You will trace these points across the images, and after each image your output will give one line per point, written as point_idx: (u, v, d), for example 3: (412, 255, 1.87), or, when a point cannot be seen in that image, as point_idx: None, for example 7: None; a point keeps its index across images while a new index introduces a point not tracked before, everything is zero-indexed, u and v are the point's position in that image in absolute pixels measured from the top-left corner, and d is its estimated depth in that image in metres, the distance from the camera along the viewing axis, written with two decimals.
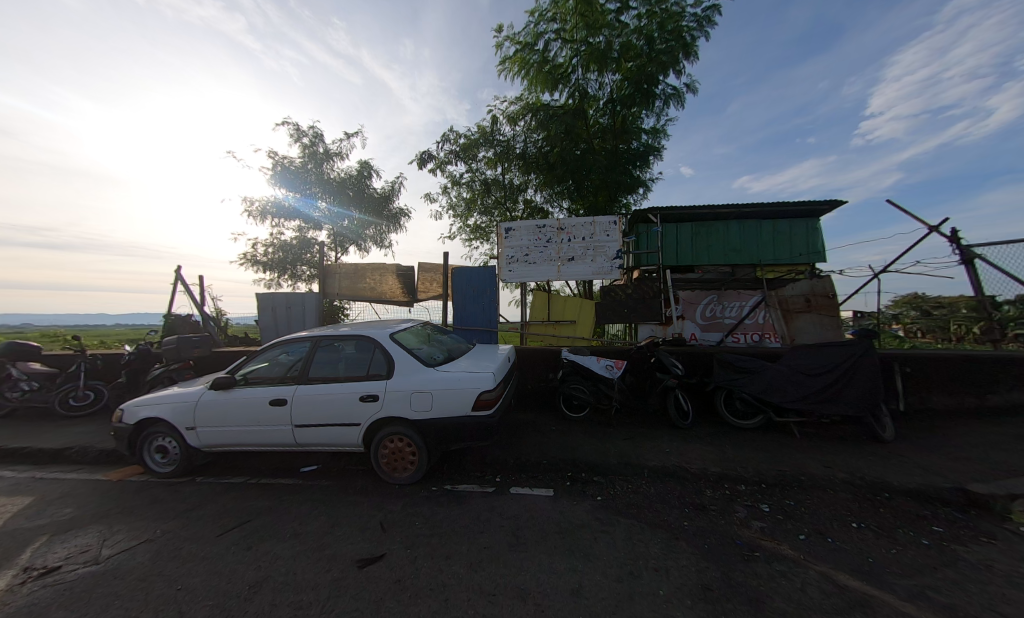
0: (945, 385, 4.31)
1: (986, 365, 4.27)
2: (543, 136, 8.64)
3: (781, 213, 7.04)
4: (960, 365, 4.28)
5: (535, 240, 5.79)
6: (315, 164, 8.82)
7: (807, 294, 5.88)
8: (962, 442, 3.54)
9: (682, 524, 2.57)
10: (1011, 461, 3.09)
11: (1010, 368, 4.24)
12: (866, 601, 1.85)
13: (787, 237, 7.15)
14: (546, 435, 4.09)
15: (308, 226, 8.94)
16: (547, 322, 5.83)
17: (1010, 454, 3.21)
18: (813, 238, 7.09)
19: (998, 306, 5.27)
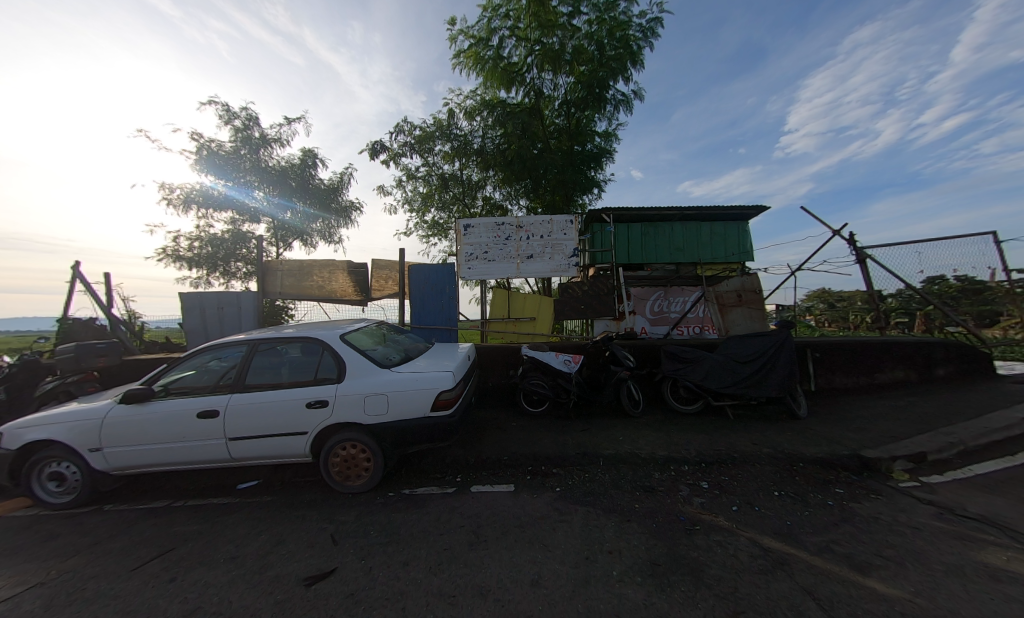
0: (845, 367, 5.03)
1: (874, 349, 5.06)
2: (500, 133, 8.63)
3: (718, 216, 7.73)
4: (856, 349, 5.02)
5: (494, 237, 5.78)
6: (249, 149, 7.97)
7: (739, 290, 6.52)
8: (857, 414, 4.18)
9: (633, 506, 2.73)
10: (890, 428, 3.70)
11: (891, 350, 5.07)
12: (784, 560, 2.11)
13: (723, 238, 7.87)
14: (508, 431, 4.12)
15: (245, 218, 8.13)
16: (507, 318, 5.86)
17: (890, 422, 3.85)
18: (743, 239, 7.88)
19: (883, 298, 6.27)
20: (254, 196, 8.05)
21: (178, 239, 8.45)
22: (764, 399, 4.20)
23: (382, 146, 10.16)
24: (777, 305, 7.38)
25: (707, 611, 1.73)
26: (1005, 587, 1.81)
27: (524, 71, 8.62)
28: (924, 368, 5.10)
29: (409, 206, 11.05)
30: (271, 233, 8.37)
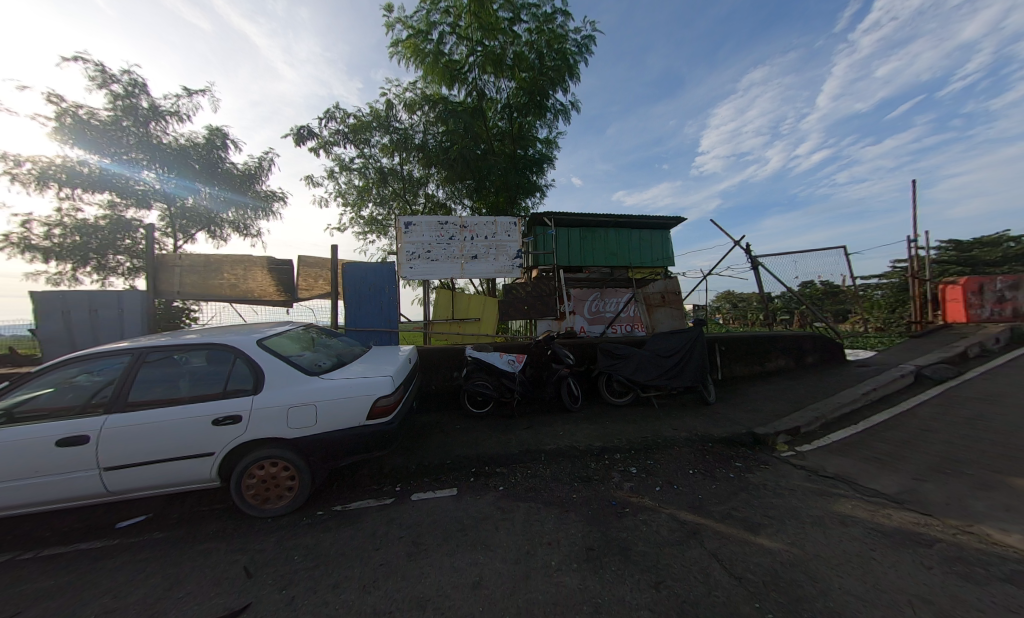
0: (744, 358, 5.90)
1: (765, 342, 6.01)
2: (443, 130, 8.49)
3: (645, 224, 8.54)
4: (751, 342, 5.92)
5: (437, 236, 5.64)
6: (133, 120, 6.65)
7: (663, 291, 7.25)
8: (752, 397, 4.93)
9: (571, 497, 2.87)
10: (775, 408, 4.44)
11: (777, 343, 6.08)
12: (697, 530, 2.39)
13: (650, 244, 8.70)
14: (452, 434, 4.05)
15: (128, 203, 6.79)
16: (452, 320, 5.76)
17: (774, 403, 4.62)
18: (667, 246, 8.79)
19: (771, 299, 7.50)
20: (142, 177, 6.79)
21: (27, 224, 6.74)
22: (683, 388, 4.74)
23: (310, 132, 9.30)
24: (694, 305, 8.39)
25: (633, 586, 1.89)
26: (850, 528, 2.29)
27: (466, 70, 8.55)
28: (800, 356, 6.21)
29: (343, 199, 10.26)
30: (167, 223, 7.19)
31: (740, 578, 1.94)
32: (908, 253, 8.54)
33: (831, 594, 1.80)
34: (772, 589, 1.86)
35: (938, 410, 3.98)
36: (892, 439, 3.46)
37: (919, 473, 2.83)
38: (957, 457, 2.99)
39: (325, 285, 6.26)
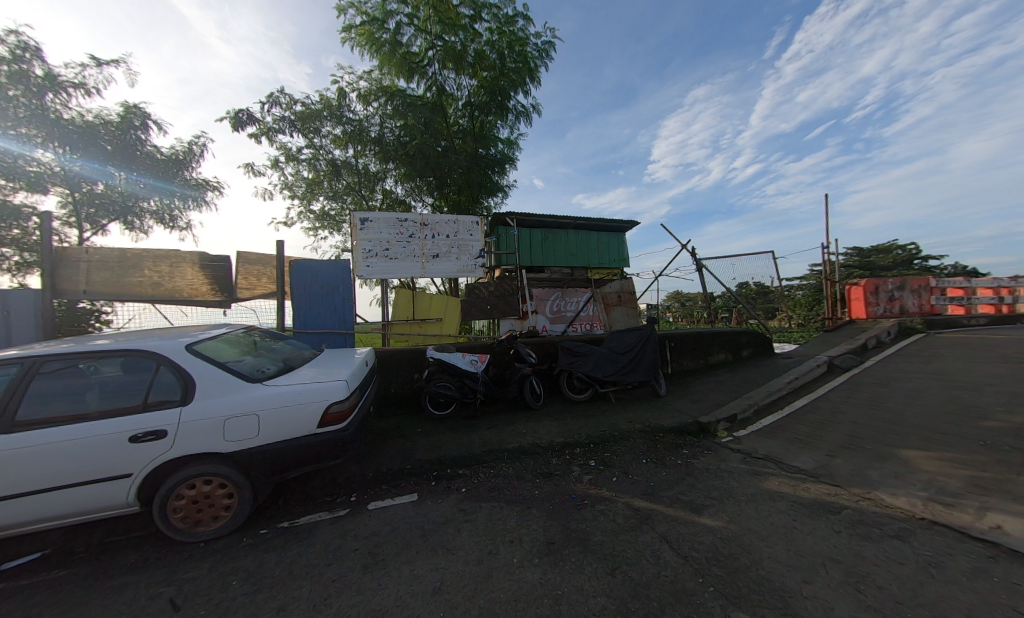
0: (691, 353, 6.39)
1: (708, 337, 6.56)
2: (401, 125, 8.24)
3: (602, 227, 8.95)
4: (697, 338, 6.43)
5: (396, 234, 5.45)
6: (19, 87, 5.60)
7: (619, 291, 7.62)
8: (697, 389, 5.36)
9: (533, 493, 2.92)
10: (716, 398, 4.87)
11: (718, 338, 6.66)
12: (649, 515, 2.54)
13: (607, 246, 9.12)
14: (412, 438, 3.94)
15: (15, 186, 5.73)
16: (412, 320, 5.61)
17: (715, 393, 5.06)
18: (622, 248, 9.27)
19: (713, 298, 8.22)
20: (37, 157, 5.80)
21: None
22: (637, 383, 5.02)
23: (250, 118, 8.55)
24: (647, 304, 8.93)
25: (591, 574, 1.96)
26: (777, 502, 2.57)
27: (425, 64, 8.34)
28: (738, 350, 6.85)
29: (290, 191, 9.56)
30: (70, 210, 6.28)
31: (687, 557, 2.09)
32: (823, 258, 9.79)
33: (763, 564, 2.00)
34: (713, 564, 2.03)
35: (844, 394, 4.62)
36: (810, 420, 3.95)
37: (830, 449, 3.26)
38: (858, 434, 3.48)
39: (269, 284, 5.81)
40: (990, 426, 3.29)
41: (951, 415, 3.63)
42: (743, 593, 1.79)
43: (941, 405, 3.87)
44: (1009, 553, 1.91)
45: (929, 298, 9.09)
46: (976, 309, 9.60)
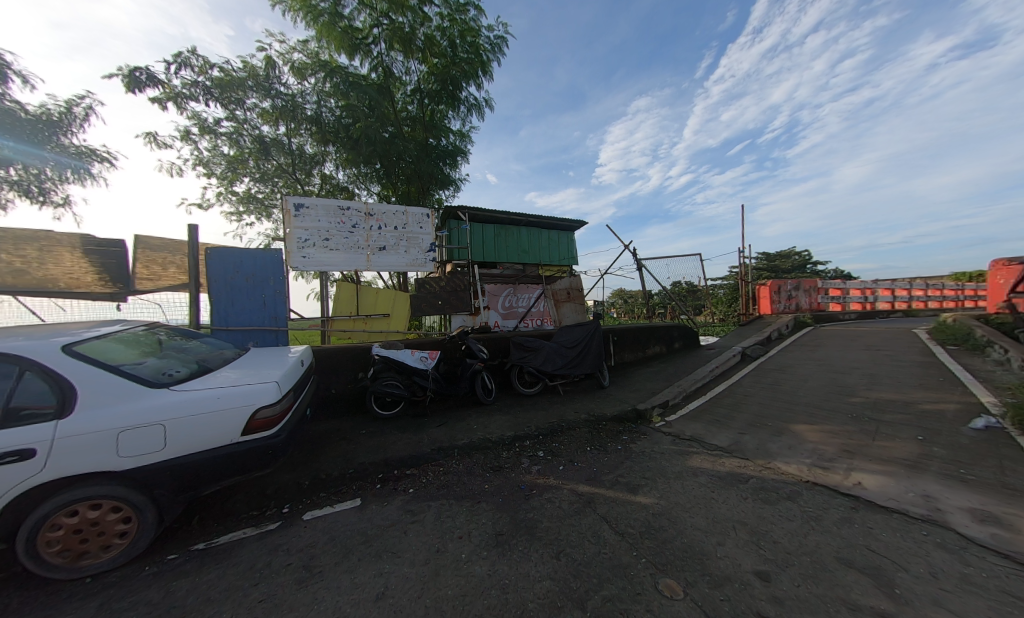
0: (632, 346, 6.89)
1: (646, 332, 7.14)
2: (342, 105, 7.66)
3: (552, 225, 9.28)
4: (637, 332, 6.97)
5: (337, 223, 5.06)
6: None
7: (568, 288, 7.94)
8: (636, 379, 5.81)
9: (483, 488, 2.94)
10: (651, 386, 5.34)
11: (655, 333, 7.29)
12: (592, 499, 2.71)
13: (557, 244, 9.48)
14: (356, 440, 3.72)
15: None
16: (356, 317, 5.29)
17: (651, 382, 5.54)
18: (572, 246, 9.70)
19: (651, 295, 8.98)
20: None
21: None
22: (584, 375, 5.31)
23: (151, 78, 7.29)
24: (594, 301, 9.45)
25: (537, 560, 2.04)
26: (699, 477, 2.89)
27: (369, 41, 7.79)
28: (671, 342, 7.57)
29: (205, 168, 8.38)
30: None
31: (624, 534, 2.27)
32: (739, 261, 11.18)
33: (687, 533, 2.24)
34: (646, 537, 2.22)
35: (753, 379, 5.35)
36: (726, 404, 4.51)
37: (741, 427, 3.76)
38: (762, 413, 4.07)
39: (179, 273, 5.16)
40: (855, 401, 4.05)
41: (830, 393, 4.40)
42: (671, 560, 1.99)
43: (823, 386, 4.68)
44: (866, 503, 2.38)
45: (816, 297, 10.89)
46: (848, 306, 11.76)
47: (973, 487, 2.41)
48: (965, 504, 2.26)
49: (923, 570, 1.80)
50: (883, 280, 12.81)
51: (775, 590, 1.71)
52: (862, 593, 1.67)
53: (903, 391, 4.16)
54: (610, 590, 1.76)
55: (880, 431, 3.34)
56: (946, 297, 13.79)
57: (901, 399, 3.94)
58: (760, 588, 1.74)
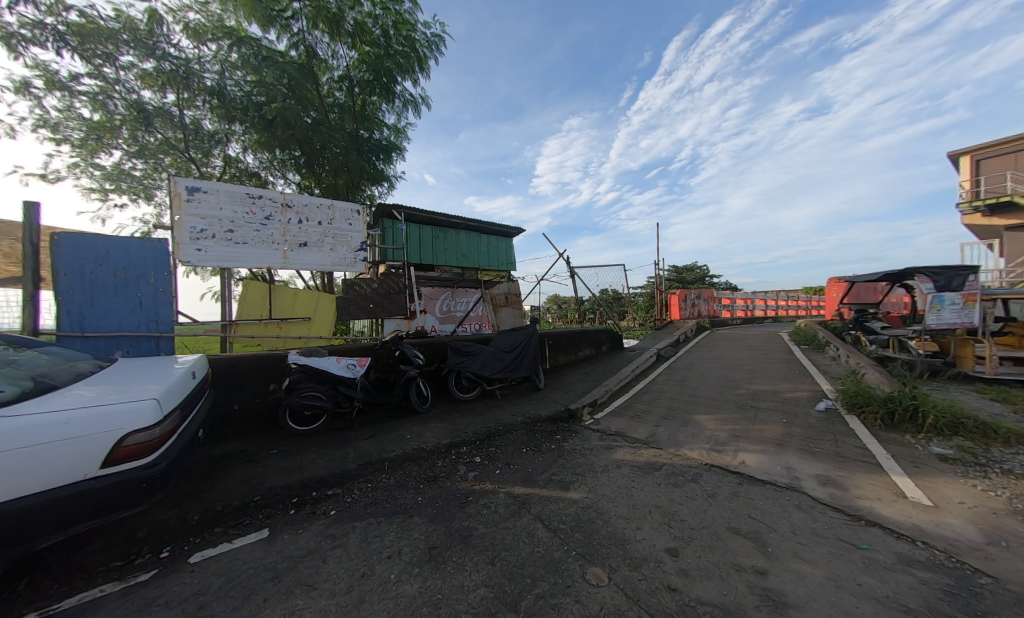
0: (566, 349, 7.30)
1: (578, 335, 7.64)
2: (253, 81, 6.78)
3: (490, 231, 9.47)
4: (570, 336, 7.40)
5: (244, 213, 4.43)
6: None
7: (506, 293, 8.11)
8: (569, 381, 6.15)
9: (416, 501, 2.80)
10: (581, 386, 5.71)
11: (586, 336, 7.83)
12: (526, 500, 2.76)
13: (495, 249, 9.66)
14: (267, 463, 3.24)
15: None
16: (268, 320, 4.65)
17: (582, 383, 5.93)
18: (510, 252, 9.98)
19: (582, 301, 9.66)
20: None
21: None
22: (521, 378, 5.45)
23: None
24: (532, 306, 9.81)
25: (472, 570, 1.99)
26: (622, 469, 3.16)
27: (287, 15, 7.02)
28: (600, 345, 8.20)
29: (51, 131, 6.61)
30: None
31: (556, 530, 2.35)
32: (655, 272, 12.70)
33: (611, 522, 2.41)
34: (576, 530, 2.34)
35: (665, 377, 6.07)
36: (644, 399, 5.03)
37: (655, 420, 4.21)
38: (671, 406, 4.63)
39: (5, 264, 4.18)
40: (739, 393, 4.86)
41: (722, 386, 5.21)
42: (598, 549, 2.12)
43: (717, 380, 5.52)
44: (747, 479, 2.86)
45: (712, 305, 12.91)
46: (735, 313, 14.22)
47: (818, 457, 3.07)
48: (813, 471, 2.86)
49: (786, 528, 2.22)
50: (758, 292, 15.76)
51: (681, 563, 1.94)
52: (745, 555, 1.98)
53: (772, 382, 5.13)
54: (543, 587, 1.81)
55: (756, 416, 4.05)
56: (800, 305, 17.55)
57: (771, 389, 4.85)
58: (670, 563, 1.95)
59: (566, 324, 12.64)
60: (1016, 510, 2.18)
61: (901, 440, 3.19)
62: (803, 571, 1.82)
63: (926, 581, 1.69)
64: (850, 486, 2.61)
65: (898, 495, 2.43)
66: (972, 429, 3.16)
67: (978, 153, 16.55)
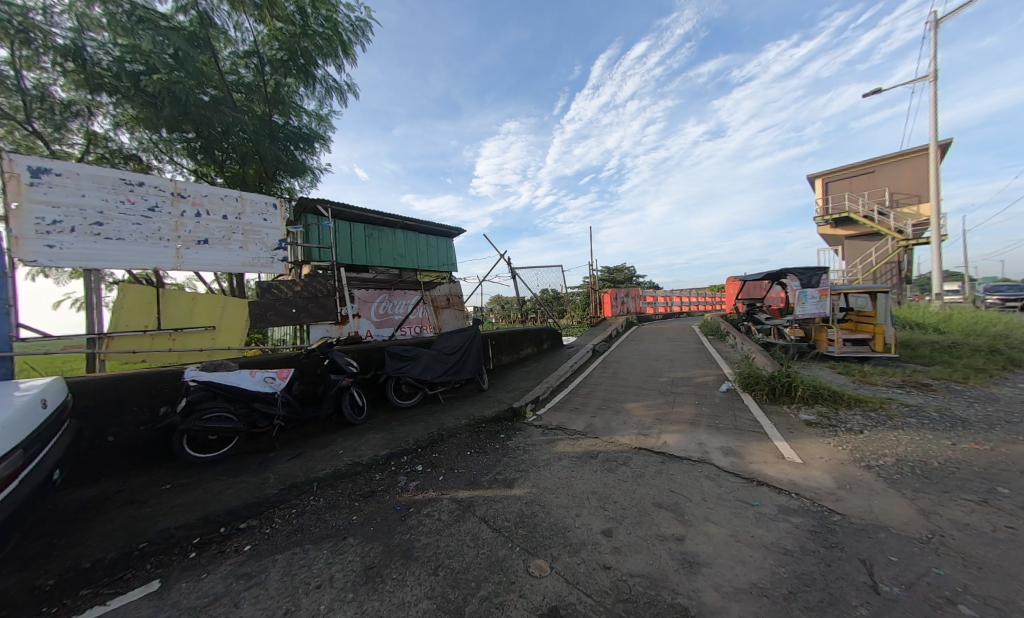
0: (510, 348, 7.44)
1: (521, 335, 7.82)
2: (123, 44, 5.61)
3: (429, 230, 9.23)
4: (513, 336, 7.55)
5: (119, 202, 3.68)
6: None
7: (448, 294, 7.97)
8: (514, 379, 6.28)
9: (350, 521, 2.59)
10: (524, 384, 5.87)
11: (529, 334, 8.07)
12: (471, 503, 2.74)
13: (435, 250, 9.46)
14: (157, 502, 2.70)
15: None
16: (156, 332, 3.92)
17: (525, 381, 6.09)
18: (450, 252, 9.87)
19: (524, 301, 9.94)
20: None
21: None
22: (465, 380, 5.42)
23: None
24: (476, 307, 9.78)
25: (414, 584, 1.90)
26: (562, 461, 3.32)
27: None
28: (541, 343, 8.52)
29: None
30: None
31: (500, 529, 2.37)
32: (590, 272, 13.59)
33: (551, 514, 2.51)
34: (519, 526, 2.39)
35: (600, 370, 6.53)
36: (581, 393, 5.35)
37: (591, 412, 4.50)
38: (604, 398, 4.98)
39: None
40: (660, 381, 5.43)
41: (646, 376, 5.78)
42: (540, 542, 2.19)
43: (642, 371, 6.11)
44: (668, 457, 3.20)
45: (639, 302, 14.25)
46: (658, 309, 15.90)
47: (721, 431, 3.57)
48: (719, 444, 3.31)
49: (698, 496, 2.54)
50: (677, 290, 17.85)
51: (614, 542, 2.10)
52: (667, 525, 2.22)
53: (687, 369, 5.83)
54: (487, 588, 1.81)
55: (673, 400, 4.57)
56: (708, 301, 20.33)
57: (685, 376, 5.52)
58: (605, 544, 2.10)
59: (510, 324, 12.86)
60: (855, 458, 2.78)
61: (780, 411, 3.86)
62: (711, 531, 2.10)
63: (798, 524, 2.07)
64: (745, 453, 3.08)
65: (778, 457, 2.95)
66: (825, 396, 3.98)
67: (829, 177, 20.64)
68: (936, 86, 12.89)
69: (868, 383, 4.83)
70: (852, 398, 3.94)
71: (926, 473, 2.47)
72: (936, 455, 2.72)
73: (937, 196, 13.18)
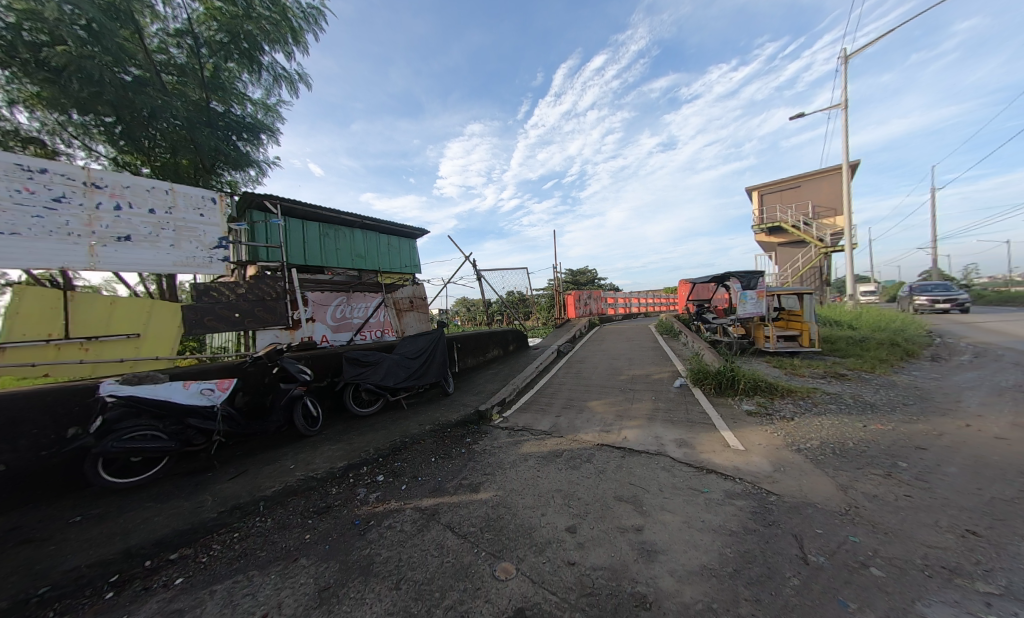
0: (476, 351, 7.39)
1: (486, 337, 7.79)
2: (20, 9, 4.83)
3: (390, 230, 8.93)
4: (479, 338, 7.52)
5: (13, 190, 3.14)
6: None
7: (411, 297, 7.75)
8: (480, 382, 6.24)
9: (303, 540, 2.41)
10: (491, 387, 5.85)
11: (495, 337, 8.07)
12: (435, 510, 2.67)
13: (397, 251, 9.17)
14: (64, 539, 2.33)
15: None
16: (63, 342, 3.37)
17: (492, 383, 6.08)
18: (413, 253, 9.64)
19: (491, 303, 9.93)
20: None
21: None
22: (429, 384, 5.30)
23: None
24: (442, 310, 9.60)
25: (374, 602, 1.80)
26: (528, 461, 3.34)
27: None
28: (507, 344, 8.57)
29: None
30: None
31: (466, 535, 2.33)
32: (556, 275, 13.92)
33: (517, 515, 2.51)
34: (485, 530, 2.36)
35: (564, 370, 6.70)
36: (546, 393, 5.44)
37: (555, 412, 4.59)
38: (568, 397, 5.11)
39: None
40: (619, 379, 5.67)
41: (607, 374, 6.02)
42: (506, 544, 2.18)
43: (603, 369, 6.36)
44: (628, 452, 3.34)
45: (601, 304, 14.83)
46: (619, 310, 16.67)
47: (675, 425, 3.80)
48: (673, 437, 3.52)
49: (654, 487, 2.68)
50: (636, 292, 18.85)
51: (578, 538, 2.15)
52: (627, 517, 2.31)
53: (644, 367, 6.15)
54: (453, 597, 1.77)
55: (632, 397, 4.80)
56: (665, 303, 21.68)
57: (642, 373, 5.83)
58: (569, 540, 2.14)
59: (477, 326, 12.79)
60: (787, 443, 3.10)
61: (725, 403, 4.20)
62: (666, 519, 2.23)
63: (740, 507, 2.25)
64: (696, 444, 3.31)
65: (724, 446, 3.20)
66: (762, 388, 4.39)
67: (764, 189, 22.89)
68: (845, 114, 14.84)
69: (797, 375, 5.41)
70: (784, 388, 4.38)
71: (844, 452, 2.80)
72: (850, 436, 3.11)
73: (849, 210, 15.17)
